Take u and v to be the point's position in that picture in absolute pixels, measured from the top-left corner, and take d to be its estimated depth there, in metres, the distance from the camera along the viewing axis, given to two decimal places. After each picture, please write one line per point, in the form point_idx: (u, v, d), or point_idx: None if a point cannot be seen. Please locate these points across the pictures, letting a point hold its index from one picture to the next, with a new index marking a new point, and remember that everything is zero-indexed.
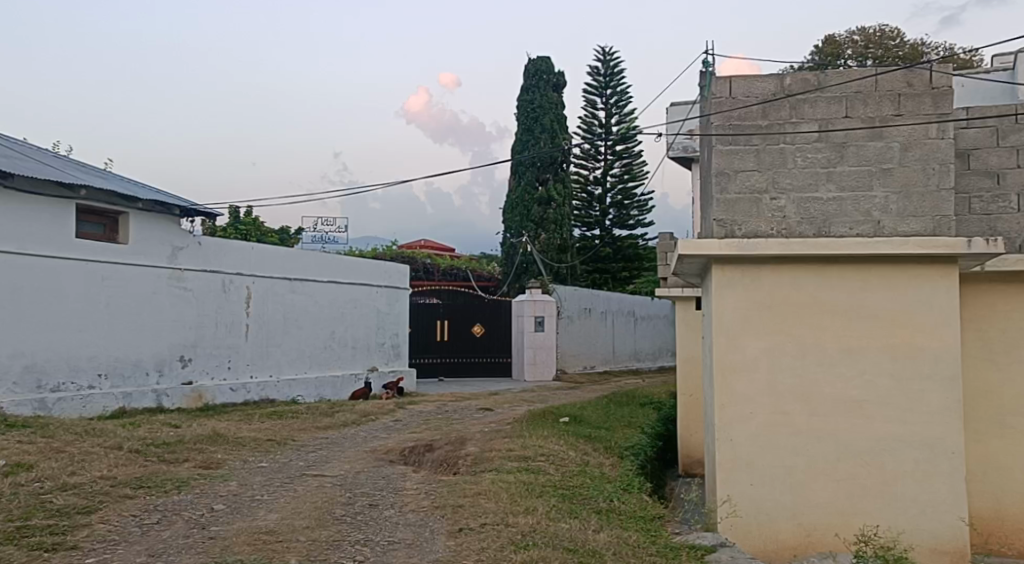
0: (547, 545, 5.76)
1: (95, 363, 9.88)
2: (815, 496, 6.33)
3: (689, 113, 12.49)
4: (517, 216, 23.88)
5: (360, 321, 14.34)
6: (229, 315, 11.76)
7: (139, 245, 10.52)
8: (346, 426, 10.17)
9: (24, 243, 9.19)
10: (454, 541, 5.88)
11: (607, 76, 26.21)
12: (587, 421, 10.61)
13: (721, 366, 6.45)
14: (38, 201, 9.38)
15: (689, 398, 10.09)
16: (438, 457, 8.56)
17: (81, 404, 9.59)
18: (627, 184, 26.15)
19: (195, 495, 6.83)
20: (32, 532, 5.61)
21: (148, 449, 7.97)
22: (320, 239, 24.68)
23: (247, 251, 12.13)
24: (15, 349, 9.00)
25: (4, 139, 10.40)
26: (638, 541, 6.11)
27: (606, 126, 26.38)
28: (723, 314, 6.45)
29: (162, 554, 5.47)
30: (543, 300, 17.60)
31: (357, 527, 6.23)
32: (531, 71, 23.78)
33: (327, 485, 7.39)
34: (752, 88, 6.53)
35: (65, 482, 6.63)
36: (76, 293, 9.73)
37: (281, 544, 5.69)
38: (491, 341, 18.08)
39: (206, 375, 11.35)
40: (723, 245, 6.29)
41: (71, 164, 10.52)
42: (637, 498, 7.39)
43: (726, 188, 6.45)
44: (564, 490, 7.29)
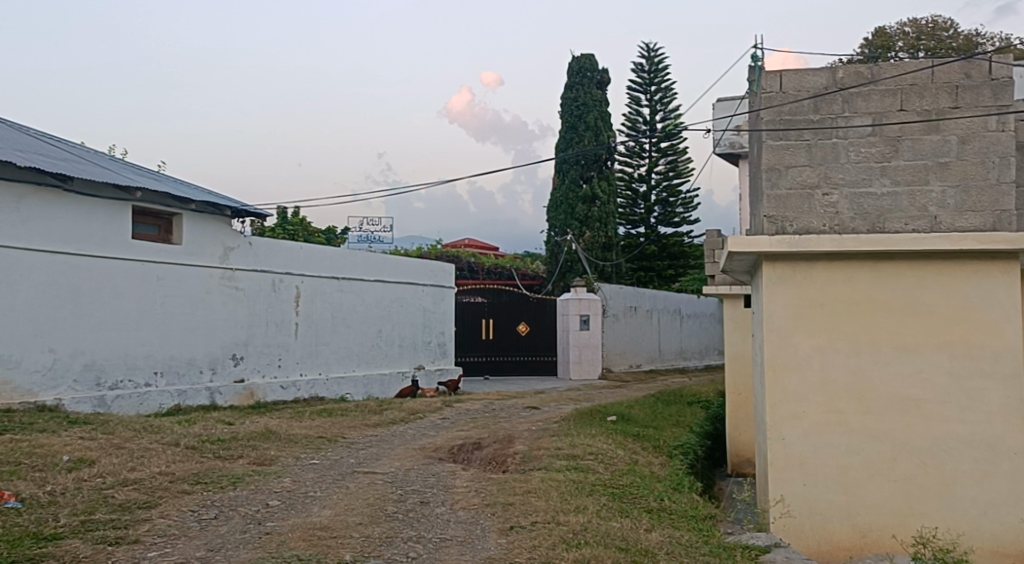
0: (598, 543, 5.74)
1: (150, 362, 10.08)
2: (871, 497, 6.23)
3: (738, 108, 12.32)
4: (560, 215, 23.83)
5: (407, 320, 14.45)
6: (279, 315, 11.93)
7: (192, 245, 10.70)
8: (395, 424, 10.26)
9: (82, 244, 9.40)
10: (505, 539, 5.90)
11: (651, 73, 26.03)
12: (635, 420, 10.55)
13: (773, 364, 6.37)
14: (95, 203, 9.56)
15: (738, 398, 10.01)
16: (486, 455, 8.59)
17: (138, 401, 9.80)
18: (672, 181, 25.96)
19: (250, 491, 6.94)
20: (96, 526, 5.75)
21: (204, 446, 8.11)
22: (366, 239, 24.90)
23: (296, 251, 12.27)
24: (75, 348, 9.22)
25: (62, 142, 10.64)
26: (691, 541, 6.07)
27: (650, 123, 26.21)
28: (773, 312, 6.38)
29: (220, 548, 5.57)
30: (587, 298, 17.55)
31: (409, 524, 6.28)
32: (575, 69, 23.71)
33: (378, 483, 7.46)
34: (803, 81, 6.43)
35: (126, 478, 6.79)
36: (132, 293, 9.92)
37: (336, 540, 5.76)
38: (536, 340, 18.06)
39: (257, 374, 11.51)
40: (774, 242, 6.21)
41: (126, 166, 10.73)
42: (688, 498, 7.35)
43: (776, 184, 6.36)
44: (614, 489, 7.27)
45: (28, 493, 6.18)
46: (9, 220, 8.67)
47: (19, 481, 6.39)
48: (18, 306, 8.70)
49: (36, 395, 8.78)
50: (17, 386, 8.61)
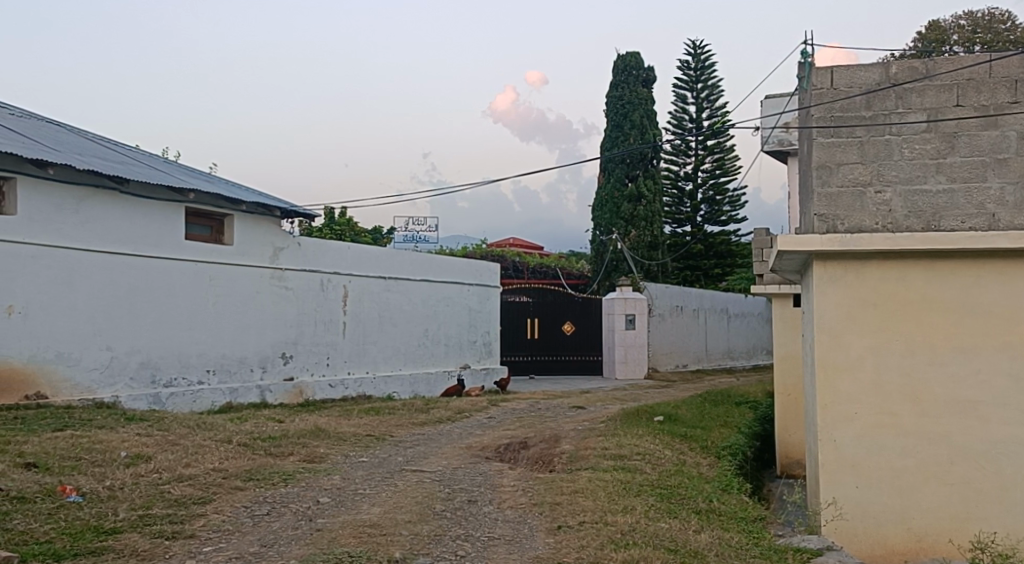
0: (647, 544, 5.71)
1: (203, 360, 10.28)
2: (926, 501, 6.10)
3: (787, 105, 12.17)
4: (605, 213, 23.73)
5: (453, 319, 14.54)
6: (327, 314, 12.09)
7: (243, 246, 10.89)
8: (441, 422, 10.33)
9: (138, 245, 9.62)
10: (553, 538, 5.90)
11: (697, 70, 25.80)
12: (682, 420, 10.48)
13: (824, 365, 6.28)
14: (149, 205, 9.77)
15: (787, 399, 9.89)
16: (532, 454, 8.61)
17: (191, 398, 10.01)
18: (719, 179, 25.71)
19: (301, 488, 7.04)
20: (153, 521, 5.89)
21: (255, 443, 8.25)
22: (411, 238, 25.09)
23: (343, 251, 12.40)
24: (132, 346, 9.45)
25: (118, 145, 10.89)
26: (741, 542, 6.01)
27: (696, 121, 25.97)
28: (825, 312, 6.28)
29: (273, 544, 5.66)
30: (633, 298, 17.46)
31: (457, 522, 6.32)
32: (621, 67, 23.60)
33: (425, 481, 7.51)
34: (855, 78, 6.33)
35: (181, 474, 6.94)
36: (185, 292, 10.13)
37: (386, 537, 5.82)
38: (582, 340, 18.03)
39: (306, 372, 11.68)
40: (825, 240, 6.12)
41: (180, 168, 10.95)
42: (737, 499, 7.27)
43: (827, 181, 6.27)
44: (662, 490, 7.23)
45: (89, 488, 6.35)
46: (69, 222, 8.91)
47: (80, 475, 6.58)
48: (78, 305, 8.94)
49: (95, 392, 9.01)
50: (77, 383, 8.85)
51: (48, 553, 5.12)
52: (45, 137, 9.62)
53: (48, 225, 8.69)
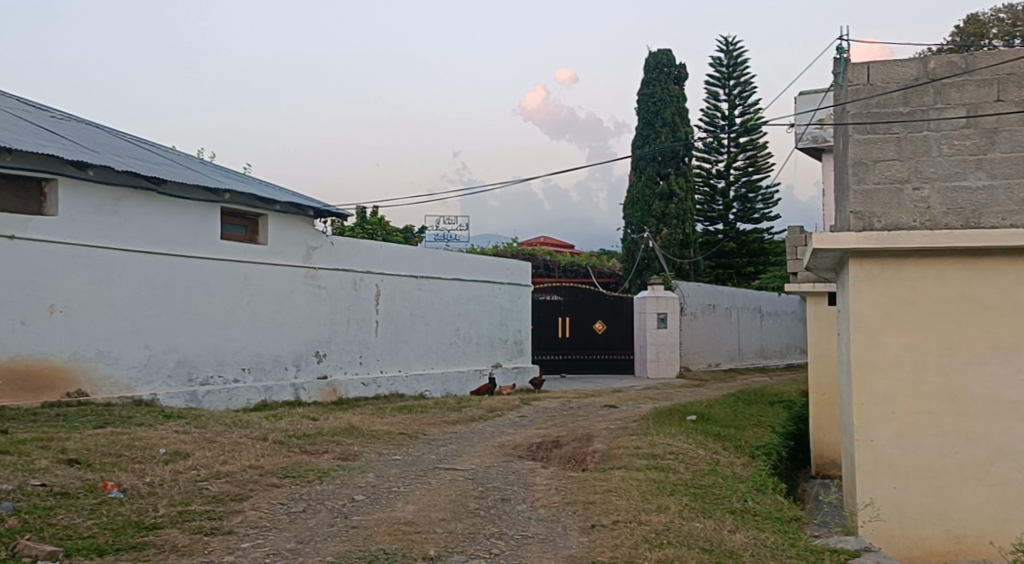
0: (681, 544, 5.69)
1: (238, 358, 10.41)
2: (965, 501, 6.02)
3: (822, 102, 12.05)
4: (637, 212, 23.64)
5: (484, 318, 14.57)
6: (360, 313, 12.17)
7: (277, 245, 11.00)
8: (474, 421, 10.36)
9: (175, 245, 9.76)
10: (587, 537, 5.90)
11: (729, 67, 25.62)
12: (715, 420, 10.41)
13: (860, 363, 6.20)
14: (185, 205, 9.91)
15: (822, 398, 9.81)
16: (565, 453, 8.60)
17: (227, 396, 10.13)
18: (752, 176, 25.50)
19: (336, 486, 7.10)
20: (192, 517, 5.97)
21: (290, 441, 8.33)
22: (443, 237, 25.18)
23: (376, 250, 12.47)
24: (169, 345, 9.59)
25: (155, 146, 11.04)
26: (777, 543, 5.97)
27: (729, 118, 25.78)
28: (860, 311, 6.21)
29: (310, 541, 5.71)
30: (665, 297, 17.42)
31: (491, 520, 6.34)
32: (652, 64, 23.49)
33: (458, 479, 7.54)
34: (892, 73, 6.24)
35: (219, 471, 7.04)
36: (221, 291, 10.26)
37: (420, 535, 5.86)
38: (612, 338, 18.00)
39: (339, 370, 11.78)
40: (861, 238, 6.04)
41: (215, 169, 11.08)
42: (773, 499, 7.22)
43: (863, 178, 6.19)
44: (696, 489, 7.20)
45: (129, 484, 6.45)
46: (108, 222, 9.05)
47: (120, 472, 6.69)
48: (117, 304, 9.09)
49: (134, 389, 9.16)
50: (116, 381, 9.00)
51: (91, 548, 5.21)
52: (85, 139, 9.78)
53: (88, 225, 8.85)
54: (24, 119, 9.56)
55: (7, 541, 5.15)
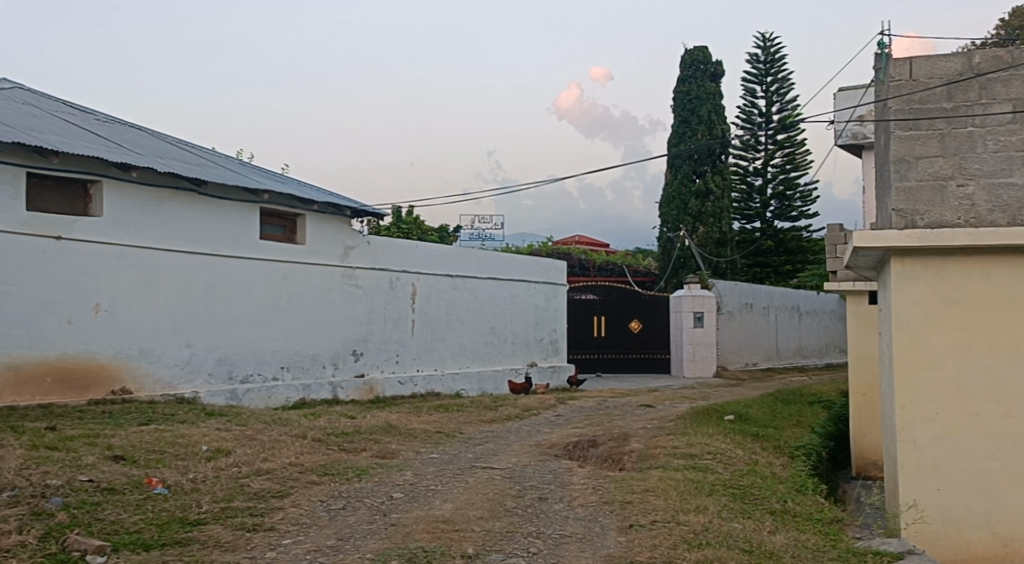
0: (720, 544, 5.66)
1: (277, 357, 10.54)
2: (1012, 504, 5.92)
3: (863, 98, 11.89)
4: (673, 210, 23.52)
5: (520, 317, 14.59)
6: (396, 312, 12.26)
7: (314, 245, 11.11)
8: (510, 420, 10.38)
9: (216, 245, 9.89)
10: (625, 537, 5.88)
11: (767, 63, 25.36)
12: (753, 419, 10.32)
13: (903, 364, 6.10)
14: (225, 205, 10.04)
15: (862, 399, 9.68)
16: (602, 453, 8.58)
17: (267, 394, 10.26)
18: (790, 174, 25.21)
19: (375, 483, 7.16)
20: (235, 513, 6.06)
21: (329, 438, 8.41)
22: (478, 236, 25.26)
23: (412, 250, 12.53)
24: (210, 343, 9.73)
25: (196, 148, 11.20)
26: (818, 544, 5.90)
27: (766, 114, 25.53)
28: (903, 310, 6.10)
29: (350, 538, 5.76)
30: (702, 295, 17.35)
31: (529, 519, 6.35)
32: (688, 61, 23.32)
33: (496, 478, 7.57)
34: (936, 68, 6.14)
35: (260, 468, 7.13)
36: (260, 291, 10.39)
37: (458, 533, 5.88)
38: (649, 338, 17.91)
39: (376, 369, 11.88)
40: (904, 237, 5.93)
41: (254, 170, 11.22)
42: (813, 501, 7.14)
43: (905, 175, 6.09)
44: (735, 489, 7.15)
45: (173, 480, 6.56)
46: (151, 223, 9.21)
47: (165, 468, 6.80)
48: (159, 304, 9.24)
49: (176, 387, 9.31)
50: (158, 378, 9.15)
51: (138, 543, 5.31)
52: (128, 141, 9.95)
53: (131, 226, 9.00)
54: (69, 121, 9.75)
55: (57, 535, 5.26)
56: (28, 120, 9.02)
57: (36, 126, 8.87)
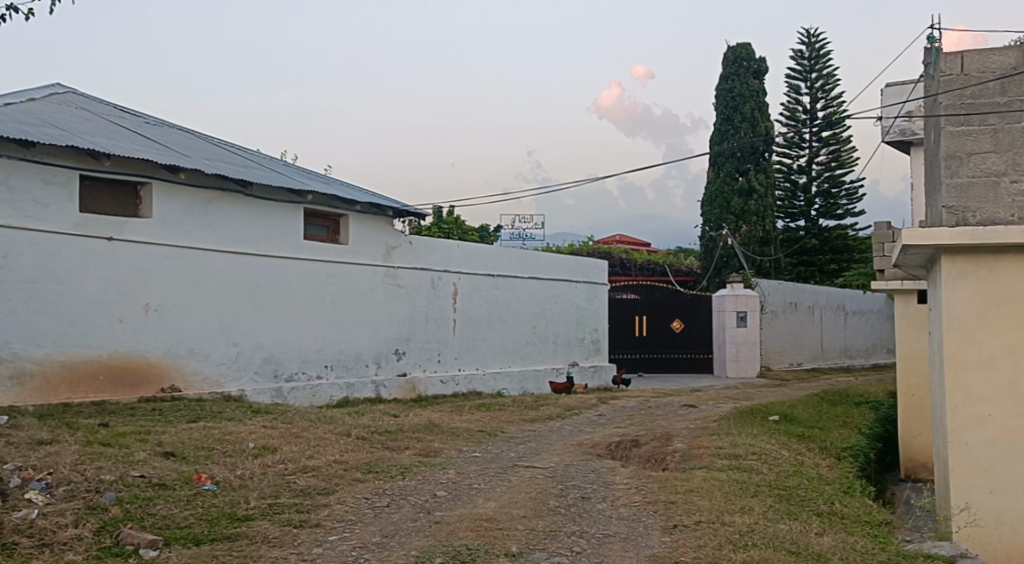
0: (767, 546, 5.59)
1: (321, 355, 10.66)
2: None
3: (911, 94, 11.68)
4: (716, 208, 23.31)
5: (561, 316, 14.58)
6: (438, 311, 12.32)
7: (357, 245, 11.22)
8: (552, 419, 10.38)
9: (261, 245, 10.04)
10: (669, 538, 5.84)
11: (811, 59, 25.02)
12: (798, 420, 10.19)
13: (954, 365, 5.97)
14: (271, 206, 10.18)
15: (912, 400, 9.50)
16: (644, 453, 8.53)
17: (311, 392, 10.38)
18: (835, 171, 24.85)
19: (418, 482, 7.21)
20: (282, 509, 6.14)
21: (373, 437, 8.50)
22: (519, 236, 25.28)
23: (453, 249, 12.59)
24: (256, 342, 9.88)
25: (242, 149, 11.38)
26: (867, 547, 5.80)
27: (811, 111, 25.19)
28: (953, 309, 5.97)
29: (395, 535, 5.80)
30: (745, 295, 17.14)
31: (572, 519, 6.34)
32: (730, 59, 23.06)
33: (538, 477, 7.57)
34: (989, 62, 5.99)
35: (305, 465, 7.22)
36: (304, 290, 10.52)
37: (502, 531, 5.90)
38: (690, 338, 17.77)
39: (418, 368, 11.95)
40: (955, 235, 5.81)
41: (299, 170, 11.37)
42: (862, 503, 7.03)
43: (956, 172, 5.96)
44: (781, 490, 7.07)
45: (221, 477, 6.67)
46: (198, 224, 9.37)
47: (213, 465, 6.92)
48: (207, 303, 9.41)
49: (223, 385, 9.47)
50: (206, 377, 9.31)
51: (189, 537, 5.41)
52: (177, 143, 10.15)
53: (180, 227, 9.17)
54: (120, 124, 9.97)
55: (111, 529, 5.39)
56: (81, 124, 9.23)
57: (89, 129, 9.09)
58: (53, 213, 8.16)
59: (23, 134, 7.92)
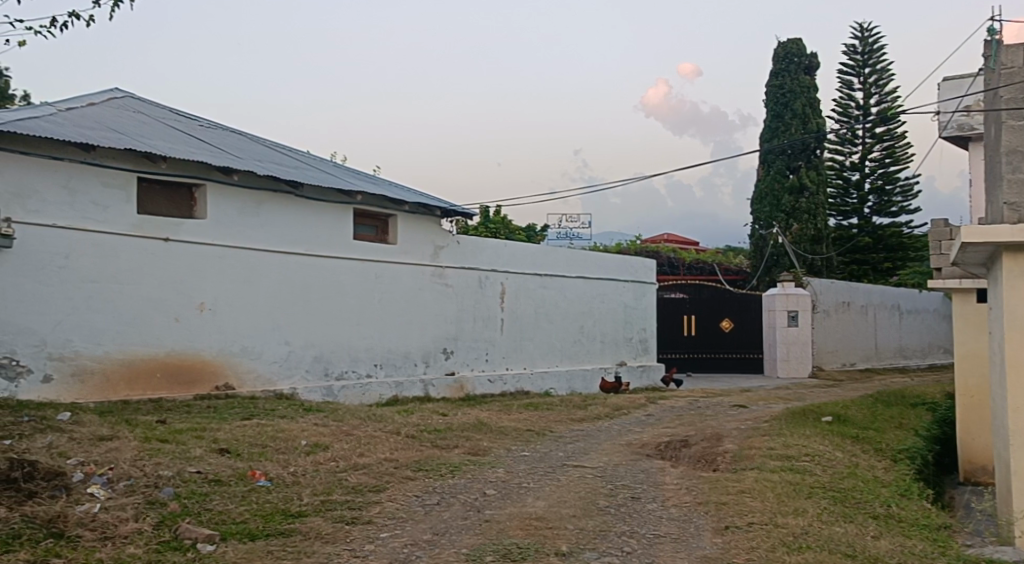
0: (822, 548, 5.51)
1: (370, 354, 10.77)
2: None
3: (971, 87, 11.40)
4: (765, 207, 22.99)
5: (609, 316, 14.51)
6: (485, 311, 12.36)
7: (405, 245, 11.30)
8: (600, 419, 10.34)
9: (312, 245, 10.17)
10: (721, 539, 5.78)
11: (864, 54, 24.55)
12: (853, 421, 10.01)
13: (1017, 365, 5.82)
14: (321, 207, 10.31)
15: (971, 402, 9.25)
16: (694, 453, 8.46)
17: (361, 391, 10.49)
18: (889, 167, 24.36)
19: (468, 480, 7.24)
20: (335, 506, 6.21)
21: (423, 435, 8.56)
22: (566, 235, 25.23)
23: (501, 249, 12.62)
24: (307, 341, 10.02)
25: (292, 151, 11.54)
26: (926, 551, 5.68)
27: (864, 107, 24.72)
28: (1015, 308, 5.80)
29: (445, 532, 5.83)
30: (796, 294, 16.89)
31: (622, 519, 6.31)
32: (781, 54, 22.72)
33: (588, 477, 7.54)
34: None
35: (357, 463, 7.31)
36: (354, 289, 10.64)
37: (552, 531, 5.90)
38: (740, 338, 17.56)
39: (466, 367, 12.00)
40: (1017, 231, 5.64)
41: (348, 171, 11.49)
42: (919, 506, 6.87)
43: (1018, 167, 5.79)
44: (835, 492, 6.94)
45: (276, 473, 6.77)
46: (251, 224, 9.53)
47: (267, 461, 7.03)
48: (260, 302, 9.57)
49: (275, 383, 9.62)
50: (259, 375, 9.47)
51: (245, 533, 5.50)
52: (230, 146, 10.33)
53: (233, 228, 9.34)
54: (176, 128, 10.19)
55: (170, 523, 5.50)
56: (139, 127, 9.45)
57: (147, 133, 9.30)
58: (112, 215, 8.37)
59: (83, 137, 8.14)
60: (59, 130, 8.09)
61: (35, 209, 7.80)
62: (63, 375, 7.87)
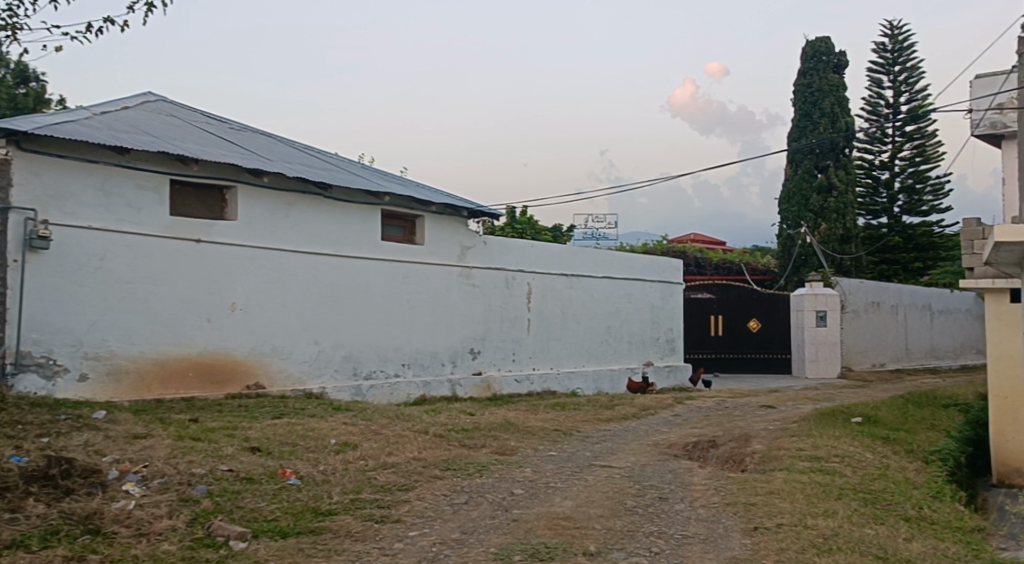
0: (853, 550, 5.47)
1: (399, 354, 10.85)
2: None
3: (1004, 85, 11.25)
4: (793, 206, 22.82)
5: (635, 316, 14.49)
6: (512, 311, 12.40)
7: (432, 246, 11.37)
8: (628, 419, 10.33)
9: (340, 246, 10.27)
10: (750, 540, 5.76)
11: (894, 52, 24.29)
12: (883, 422, 9.92)
13: None
14: (350, 208, 10.40)
15: (1005, 404, 9.13)
16: (723, 453, 8.44)
17: (390, 391, 10.57)
18: (919, 166, 24.07)
19: (496, 479, 7.27)
20: (364, 505, 6.27)
21: (450, 434, 8.60)
22: (592, 235, 25.21)
23: (528, 249, 12.64)
24: (336, 341, 10.11)
25: (322, 153, 11.65)
26: (959, 553, 5.62)
27: (894, 105, 24.46)
28: None
29: (474, 531, 5.87)
30: (825, 294, 16.75)
31: (650, 519, 6.31)
32: (809, 53, 22.54)
33: (615, 477, 7.55)
34: None
35: (385, 462, 7.37)
36: (382, 289, 10.72)
37: (579, 530, 5.92)
38: (768, 338, 17.44)
39: (493, 367, 12.05)
40: None
41: (376, 172, 11.58)
42: (952, 508, 6.80)
43: None
44: (865, 494, 6.89)
45: (306, 472, 6.84)
46: (281, 225, 9.64)
47: (297, 460, 7.11)
48: (290, 302, 9.67)
49: (305, 382, 9.72)
50: (289, 374, 9.57)
51: (275, 531, 5.57)
52: (260, 148, 10.44)
53: (263, 229, 9.46)
54: (207, 131, 10.31)
55: (203, 521, 5.59)
56: (171, 130, 9.58)
57: (179, 136, 9.43)
58: (145, 216, 8.50)
59: (118, 141, 8.28)
60: (94, 133, 8.24)
61: (71, 211, 7.95)
62: (99, 374, 8.00)
